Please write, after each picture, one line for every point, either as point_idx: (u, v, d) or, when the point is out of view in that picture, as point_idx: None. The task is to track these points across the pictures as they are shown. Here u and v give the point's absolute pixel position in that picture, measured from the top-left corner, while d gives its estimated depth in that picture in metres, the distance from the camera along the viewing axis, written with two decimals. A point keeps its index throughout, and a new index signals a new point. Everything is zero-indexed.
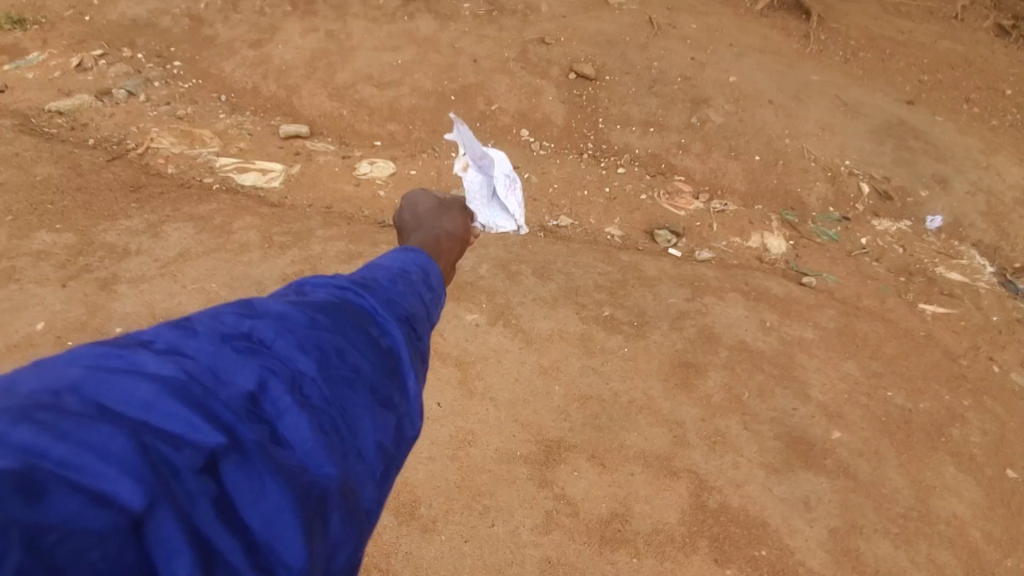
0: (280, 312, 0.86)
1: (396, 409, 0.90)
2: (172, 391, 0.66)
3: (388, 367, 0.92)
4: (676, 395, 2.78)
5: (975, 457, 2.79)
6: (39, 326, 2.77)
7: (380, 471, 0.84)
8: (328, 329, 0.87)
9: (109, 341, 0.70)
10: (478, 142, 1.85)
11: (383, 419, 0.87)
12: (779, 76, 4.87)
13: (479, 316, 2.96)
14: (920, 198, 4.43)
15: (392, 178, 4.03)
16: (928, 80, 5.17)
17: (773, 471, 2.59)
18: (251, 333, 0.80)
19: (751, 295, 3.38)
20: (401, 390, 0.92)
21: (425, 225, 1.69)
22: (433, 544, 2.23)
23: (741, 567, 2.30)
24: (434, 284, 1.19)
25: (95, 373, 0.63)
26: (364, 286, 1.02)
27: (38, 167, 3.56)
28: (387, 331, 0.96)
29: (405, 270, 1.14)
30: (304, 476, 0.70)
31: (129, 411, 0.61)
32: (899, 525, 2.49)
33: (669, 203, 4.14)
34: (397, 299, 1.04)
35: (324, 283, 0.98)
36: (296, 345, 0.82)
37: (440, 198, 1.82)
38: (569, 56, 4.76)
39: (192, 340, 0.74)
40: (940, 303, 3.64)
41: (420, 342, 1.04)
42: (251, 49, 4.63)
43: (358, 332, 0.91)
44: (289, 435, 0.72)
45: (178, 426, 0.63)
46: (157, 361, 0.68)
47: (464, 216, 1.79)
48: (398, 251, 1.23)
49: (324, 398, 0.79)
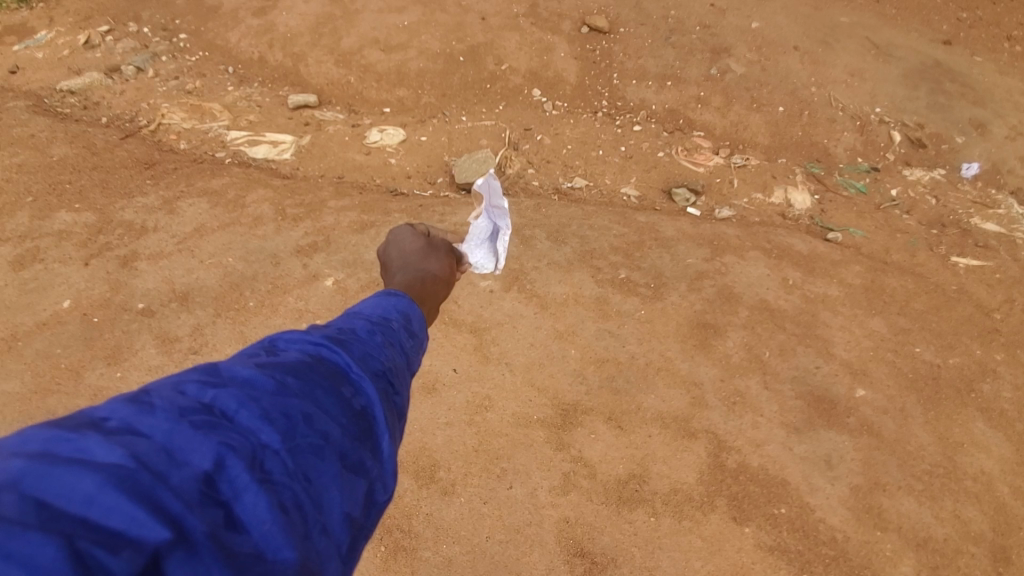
0: (248, 378, 0.85)
1: (367, 474, 0.91)
2: (118, 482, 0.61)
3: (360, 429, 0.93)
4: (695, 356, 2.75)
5: (1006, 413, 2.72)
6: (65, 304, 2.84)
7: (346, 544, 0.84)
8: (297, 395, 0.87)
9: (59, 422, 0.67)
10: (501, 195, 2.12)
11: (351, 485, 0.87)
12: (805, 19, 4.61)
13: (493, 281, 2.95)
14: (955, 145, 4.20)
15: (402, 145, 3.98)
16: (966, 17, 4.85)
17: (794, 430, 2.56)
18: (213, 405, 0.78)
19: (773, 254, 3.29)
20: (374, 452, 0.94)
21: (411, 265, 1.83)
22: (453, 506, 2.28)
23: (761, 525, 2.29)
24: (415, 329, 1.27)
25: (37, 465, 0.59)
26: (339, 342, 1.03)
27: (54, 147, 3.58)
28: (361, 390, 0.97)
29: (386, 318, 1.21)
30: (258, 564, 0.68)
31: (69, 507, 0.57)
32: (923, 482, 2.45)
33: (688, 159, 4.00)
34: (374, 354, 1.07)
35: (298, 339, 0.99)
36: (261, 415, 0.81)
37: (426, 239, 1.97)
38: (581, 10, 4.59)
39: (150, 417, 0.71)
40: (974, 256, 3.49)
41: (398, 397, 1.06)
42: (256, 18, 4.55)
43: (329, 393, 0.92)
44: (245, 517, 0.70)
45: (123, 521, 0.58)
46: (107, 445, 0.64)
47: (449, 259, 1.97)
48: (380, 296, 1.32)
49: (287, 472, 0.78)
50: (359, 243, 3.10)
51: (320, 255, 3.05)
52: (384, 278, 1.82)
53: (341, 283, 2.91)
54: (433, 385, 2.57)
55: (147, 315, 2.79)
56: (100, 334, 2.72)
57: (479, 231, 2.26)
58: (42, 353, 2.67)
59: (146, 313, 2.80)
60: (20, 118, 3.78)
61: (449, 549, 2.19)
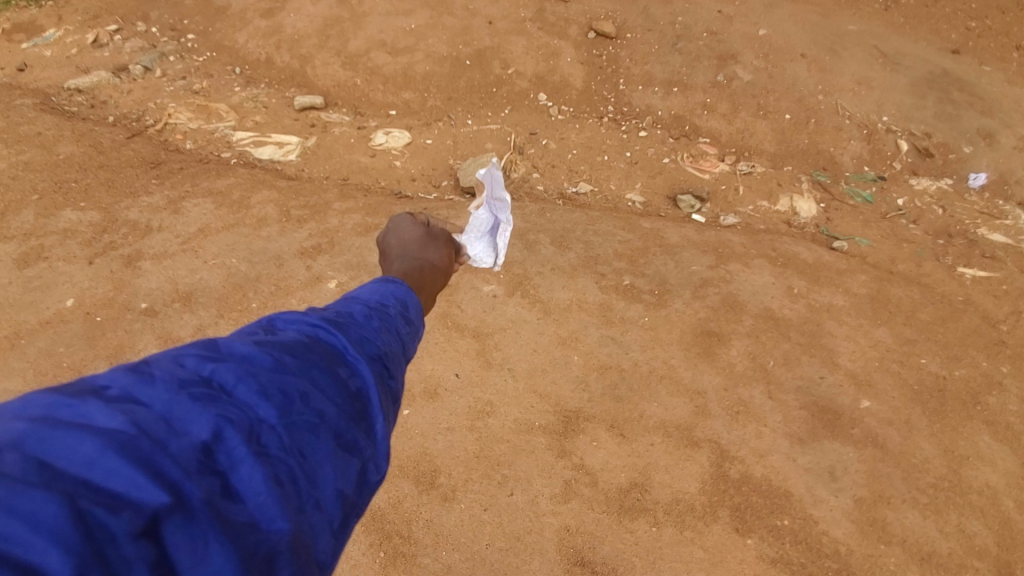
0: (246, 355, 0.84)
1: (361, 454, 0.88)
2: (119, 446, 0.61)
3: (355, 410, 0.91)
4: (698, 364, 2.73)
5: (1012, 426, 2.69)
6: (69, 302, 2.84)
7: (339, 520, 0.81)
8: (293, 374, 0.86)
9: (60, 388, 0.66)
10: (501, 188, 2.10)
11: (346, 464, 0.85)
12: (813, 27, 4.60)
13: (497, 286, 2.95)
14: (963, 154, 4.18)
15: (408, 148, 3.99)
16: (976, 26, 4.83)
17: (798, 441, 2.53)
18: (211, 378, 0.77)
19: (778, 262, 3.27)
20: (367, 433, 0.92)
21: (410, 253, 1.83)
22: (453, 512, 2.26)
23: (763, 536, 2.27)
24: (412, 317, 1.25)
25: (39, 427, 0.59)
26: (336, 325, 1.02)
27: (61, 146, 3.59)
28: (357, 372, 0.96)
29: (383, 305, 1.19)
30: (253, 534, 0.67)
31: (72, 468, 0.57)
32: (928, 495, 2.42)
33: (693, 166, 4.00)
34: (370, 338, 1.05)
35: (296, 321, 0.98)
36: (259, 391, 0.79)
37: (426, 228, 1.96)
38: (589, 15, 4.59)
39: (149, 387, 0.70)
40: (981, 266, 3.46)
41: (392, 381, 1.04)
42: (263, 19, 4.56)
43: (325, 374, 0.90)
44: (241, 488, 0.68)
45: (123, 483, 0.58)
46: (108, 411, 0.64)
47: (448, 248, 1.96)
48: (377, 284, 1.30)
49: (282, 446, 0.76)
50: (363, 246, 3.11)
51: (323, 257, 3.04)
52: (382, 266, 1.81)
53: (344, 286, 2.91)
54: (435, 390, 2.56)
55: (150, 315, 2.78)
56: (103, 333, 2.71)
57: (479, 223, 2.25)
58: (44, 351, 2.66)
59: (149, 313, 2.79)
60: (27, 116, 3.79)
61: (448, 557, 2.17)
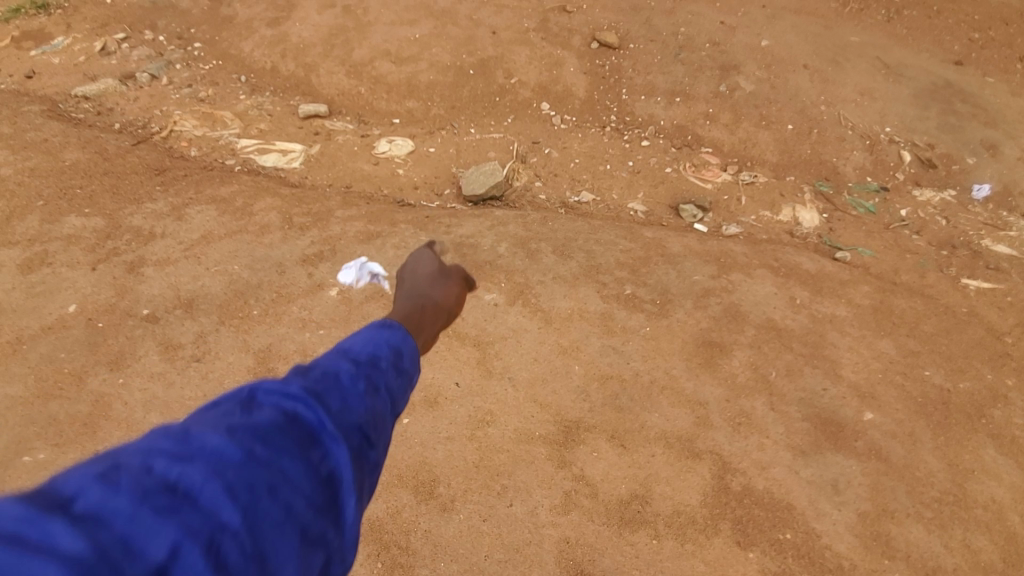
0: (212, 444, 0.67)
1: (329, 547, 0.74)
2: None
3: (331, 502, 0.75)
4: (700, 374, 2.72)
5: (1017, 439, 2.66)
6: (71, 308, 2.82)
7: None
8: (267, 462, 0.70)
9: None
10: None
11: (310, 565, 0.70)
12: (815, 38, 4.62)
13: (498, 294, 2.95)
14: (966, 166, 4.17)
15: (411, 156, 4.01)
16: (979, 38, 4.84)
17: (801, 453, 2.51)
18: (165, 484, 0.61)
19: (780, 272, 3.28)
20: (339, 524, 0.76)
21: (417, 288, 1.70)
22: (452, 523, 2.20)
23: (765, 550, 2.23)
24: (408, 366, 1.03)
25: None
26: (318, 390, 0.83)
27: (66, 152, 3.62)
28: (335, 453, 0.78)
29: (374, 354, 0.98)
30: None
31: None
32: (932, 509, 2.39)
33: (695, 175, 4.00)
34: (357, 404, 0.87)
35: (273, 388, 0.79)
36: (225, 497, 0.63)
37: (442, 264, 1.86)
38: (591, 25, 4.62)
39: (86, 505, 0.54)
40: (985, 278, 3.44)
41: (375, 455, 0.86)
42: (270, 28, 4.61)
43: (302, 459, 0.74)
44: None
45: None
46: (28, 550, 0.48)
47: (459, 286, 1.83)
48: (371, 327, 1.06)
49: (247, 561, 0.62)
50: (365, 253, 3.12)
51: (325, 265, 3.05)
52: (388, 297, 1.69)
53: (346, 293, 2.91)
54: (435, 398, 2.54)
55: (152, 321, 2.76)
56: (104, 338, 2.68)
57: None
58: (45, 356, 2.63)
59: (150, 319, 2.77)
60: (34, 122, 3.82)
61: (446, 568, 2.11)
